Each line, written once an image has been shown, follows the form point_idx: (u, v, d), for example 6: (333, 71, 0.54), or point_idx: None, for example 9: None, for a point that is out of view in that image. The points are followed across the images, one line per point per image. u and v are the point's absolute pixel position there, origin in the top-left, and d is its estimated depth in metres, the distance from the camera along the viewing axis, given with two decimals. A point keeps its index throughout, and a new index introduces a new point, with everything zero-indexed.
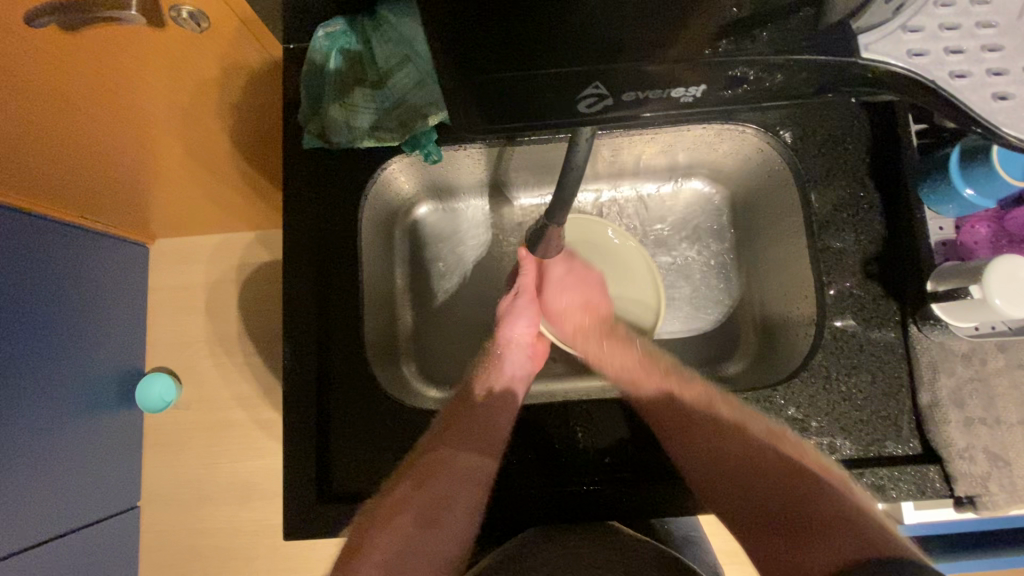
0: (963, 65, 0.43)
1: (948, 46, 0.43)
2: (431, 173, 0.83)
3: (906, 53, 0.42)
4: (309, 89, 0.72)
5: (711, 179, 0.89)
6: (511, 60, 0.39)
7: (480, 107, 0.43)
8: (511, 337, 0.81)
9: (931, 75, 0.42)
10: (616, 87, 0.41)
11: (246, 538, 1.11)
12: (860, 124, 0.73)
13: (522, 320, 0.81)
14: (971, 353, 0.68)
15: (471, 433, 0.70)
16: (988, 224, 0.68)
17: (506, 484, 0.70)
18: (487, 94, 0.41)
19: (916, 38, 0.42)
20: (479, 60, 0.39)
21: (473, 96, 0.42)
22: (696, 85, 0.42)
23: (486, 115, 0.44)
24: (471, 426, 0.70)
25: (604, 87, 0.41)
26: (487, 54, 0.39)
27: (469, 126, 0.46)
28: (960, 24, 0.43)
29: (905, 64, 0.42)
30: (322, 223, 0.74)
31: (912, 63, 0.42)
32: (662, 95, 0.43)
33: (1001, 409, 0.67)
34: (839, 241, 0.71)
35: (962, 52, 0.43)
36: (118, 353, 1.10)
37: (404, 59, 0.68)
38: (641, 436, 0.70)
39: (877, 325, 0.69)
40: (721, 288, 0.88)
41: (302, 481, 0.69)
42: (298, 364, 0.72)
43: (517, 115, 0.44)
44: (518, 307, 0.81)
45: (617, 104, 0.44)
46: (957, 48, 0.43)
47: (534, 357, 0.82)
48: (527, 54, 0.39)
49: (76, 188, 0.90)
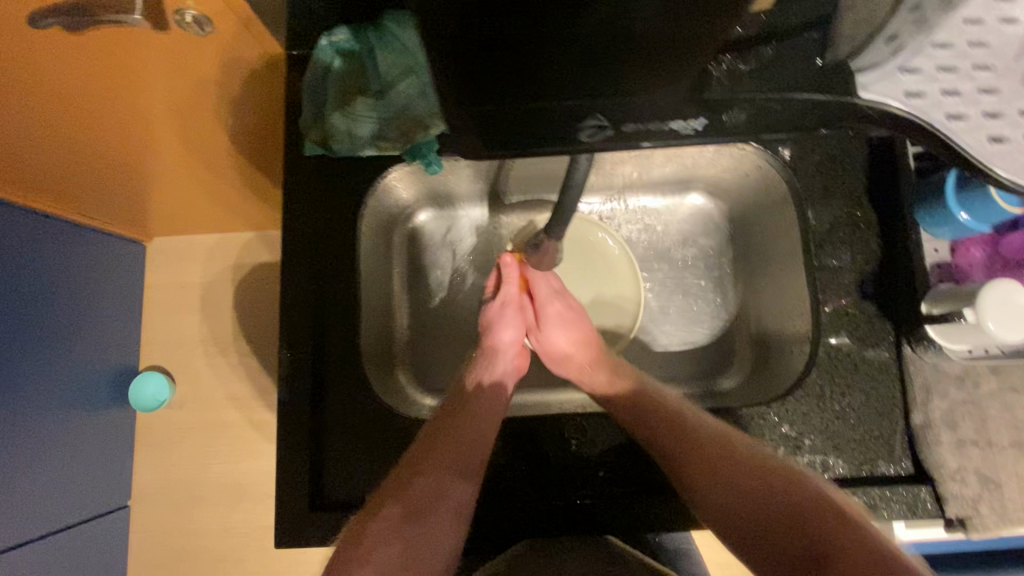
0: (960, 106, 0.43)
1: (945, 88, 0.43)
2: (432, 181, 0.83)
3: (904, 93, 0.43)
4: (312, 96, 0.72)
5: (710, 194, 0.89)
6: (515, 83, 0.38)
7: (487, 131, 0.44)
8: (499, 343, 0.79)
9: (928, 115, 0.43)
10: (617, 119, 0.43)
11: (235, 542, 1.10)
12: (858, 144, 0.74)
13: (509, 327, 0.80)
14: (963, 375, 0.68)
15: (459, 444, 0.66)
16: (984, 248, 0.68)
17: (500, 495, 0.70)
18: (493, 119, 0.42)
19: (914, 79, 0.43)
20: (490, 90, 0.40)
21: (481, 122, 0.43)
22: (694, 118, 0.43)
23: (488, 138, 0.45)
24: (459, 437, 0.67)
25: (607, 118, 0.42)
26: (488, 85, 0.39)
27: (472, 147, 0.47)
28: (958, 65, 0.44)
29: (903, 104, 0.43)
30: (322, 229, 0.74)
31: (910, 103, 0.43)
32: (661, 125, 0.44)
33: (993, 432, 0.67)
34: (835, 259, 0.72)
35: (959, 95, 0.43)
36: (112, 350, 1.10)
37: (407, 71, 0.68)
38: (632, 448, 0.71)
39: (871, 344, 0.69)
40: (719, 302, 0.89)
41: (293, 487, 0.69)
42: (294, 369, 0.71)
43: (521, 136, 0.45)
44: (504, 313, 0.80)
45: (619, 134, 0.45)
46: (954, 89, 0.43)
47: (520, 359, 0.81)
48: (525, 83, 0.39)
49: (75, 184, 0.90)
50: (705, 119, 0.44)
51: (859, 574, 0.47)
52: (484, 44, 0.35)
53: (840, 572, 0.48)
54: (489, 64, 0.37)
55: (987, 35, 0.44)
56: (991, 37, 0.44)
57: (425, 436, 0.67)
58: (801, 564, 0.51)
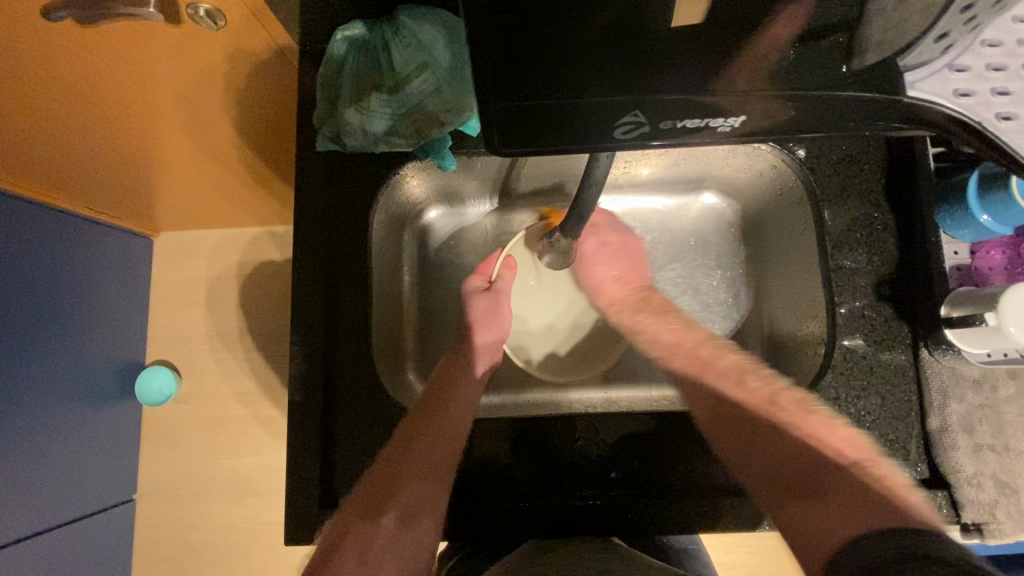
0: (1010, 106, 0.42)
1: (995, 87, 0.42)
2: (444, 179, 0.82)
3: (953, 92, 0.42)
4: (324, 91, 0.71)
5: (723, 193, 0.88)
6: (552, 80, 0.39)
7: (515, 129, 0.41)
8: (482, 344, 0.80)
9: (978, 116, 0.42)
10: (656, 114, 0.40)
11: (240, 537, 1.10)
12: (877, 144, 0.73)
13: (494, 327, 0.80)
14: (981, 379, 0.67)
15: (438, 449, 0.67)
16: (1004, 251, 0.67)
17: (504, 491, 0.70)
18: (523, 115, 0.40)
19: (964, 77, 0.42)
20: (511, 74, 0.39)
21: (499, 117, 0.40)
22: (735, 115, 0.41)
23: (513, 135, 0.42)
24: (439, 440, 0.67)
25: (644, 114, 0.40)
26: (525, 68, 0.39)
27: (496, 147, 0.43)
28: (1008, 65, 0.43)
29: (953, 104, 0.42)
30: (334, 225, 0.74)
31: (960, 103, 0.42)
32: (698, 124, 0.42)
33: (1010, 437, 0.66)
34: (851, 260, 0.71)
35: (1010, 94, 0.42)
36: (117, 344, 1.10)
37: (422, 66, 0.67)
38: (643, 449, 0.70)
39: (887, 346, 0.68)
40: (730, 303, 0.88)
41: (302, 483, 0.69)
42: (303, 365, 0.71)
43: (549, 135, 0.42)
44: (495, 310, 0.80)
45: (653, 132, 0.42)
46: (1005, 88, 0.42)
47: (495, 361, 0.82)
48: (558, 72, 0.39)
49: (82, 178, 0.89)
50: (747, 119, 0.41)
51: (851, 505, 0.49)
52: (520, 41, 0.38)
53: (835, 501, 0.51)
54: (526, 53, 0.38)
55: None
56: None
57: (405, 436, 0.67)
58: (798, 493, 0.54)
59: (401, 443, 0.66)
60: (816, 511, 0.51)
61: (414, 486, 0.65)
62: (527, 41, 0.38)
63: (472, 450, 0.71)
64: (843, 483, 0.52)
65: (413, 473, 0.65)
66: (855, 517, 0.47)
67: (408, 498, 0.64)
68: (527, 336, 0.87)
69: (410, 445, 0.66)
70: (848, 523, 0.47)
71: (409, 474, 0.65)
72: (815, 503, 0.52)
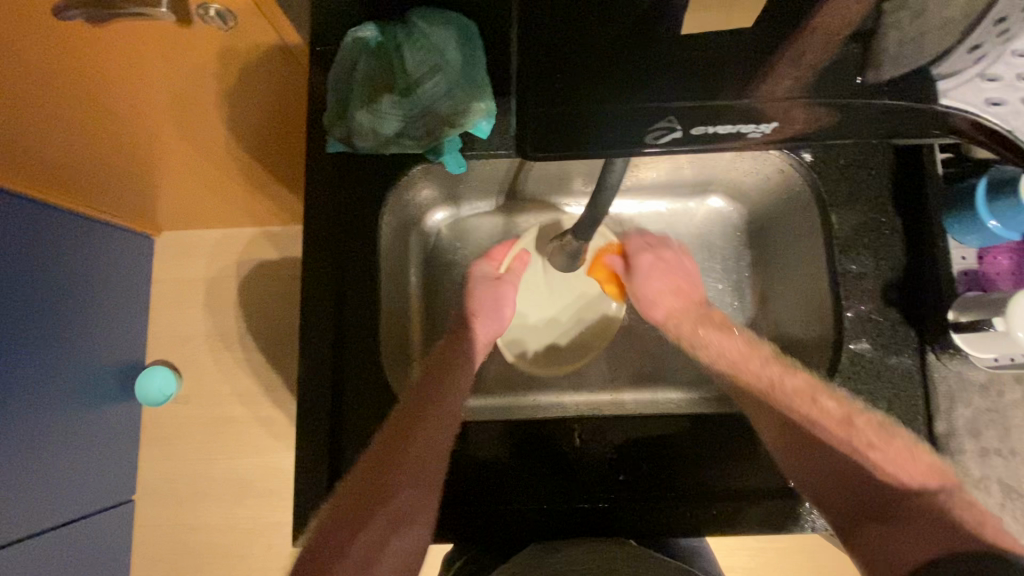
0: None
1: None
2: (451, 181, 0.82)
3: (986, 101, 0.45)
4: (335, 93, 0.71)
5: (729, 197, 0.89)
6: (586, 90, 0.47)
7: (555, 135, 0.46)
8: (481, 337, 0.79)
9: (1008, 123, 0.45)
10: (687, 120, 0.46)
11: (241, 538, 1.10)
12: (884, 150, 0.73)
13: (492, 321, 0.80)
14: (987, 384, 0.68)
15: (429, 442, 0.67)
16: (1010, 256, 0.68)
17: (508, 492, 0.70)
18: (560, 121, 0.46)
19: (994, 87, 0.45)
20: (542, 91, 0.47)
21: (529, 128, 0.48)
22: (765, 122, 0.45)
23: (551, 143, 0.47)
24: (429, 434, 0.67)
25: (677, 120, 0.46)
26: (561, 84, 0.47)
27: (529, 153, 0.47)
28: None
29: (986, 112, 0.45)
30: (342, 226, 0.74)
31: (992, 111, 0.45)
32: (730, 131, 0.46)
33: (1016, 441, 0.67)
34: (857, 264, 0.71)
35: None
36: (118, 343, 1.09)
37: (434, 69, 0.67)
38: (651, 451, 0.70)
39: (894, 350, 0.69)
40: (736, 307, 0.88)
41: (309, 485, 0.69)
42: (311, 366, 0.71)
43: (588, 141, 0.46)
44: (494, 303, 0.80)
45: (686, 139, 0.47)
46: None
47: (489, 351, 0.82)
48: (591, 88, 0.47)
49: (85, 176, 0.89)
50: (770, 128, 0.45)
51: (932, 527, 0.52)
52: (555, 61, 0.48)
53: (917, 527, 0.53)
54: (559, 71, 0.47)
55: None
56: None
57: (394, 431, 0.66)
58: (875, 516, 0.57)
59: (393, 443, 0.66)
60: (889, 535, 0.54)
61: (405, 480, 0.65)
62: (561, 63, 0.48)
63: (471, 452, 0.71)
64: (928, 510, 0.54)
65: (404, 468, 0.65)
66: (936, 540, 0.51)
67: (399, 496, 0.64)
68: (526, 328, 0.88)
69: (402, 447, 0.66)
70: (919, 544, 0.51)
71: (403, 477, 0.65)
72: (891, 526, 0.55)
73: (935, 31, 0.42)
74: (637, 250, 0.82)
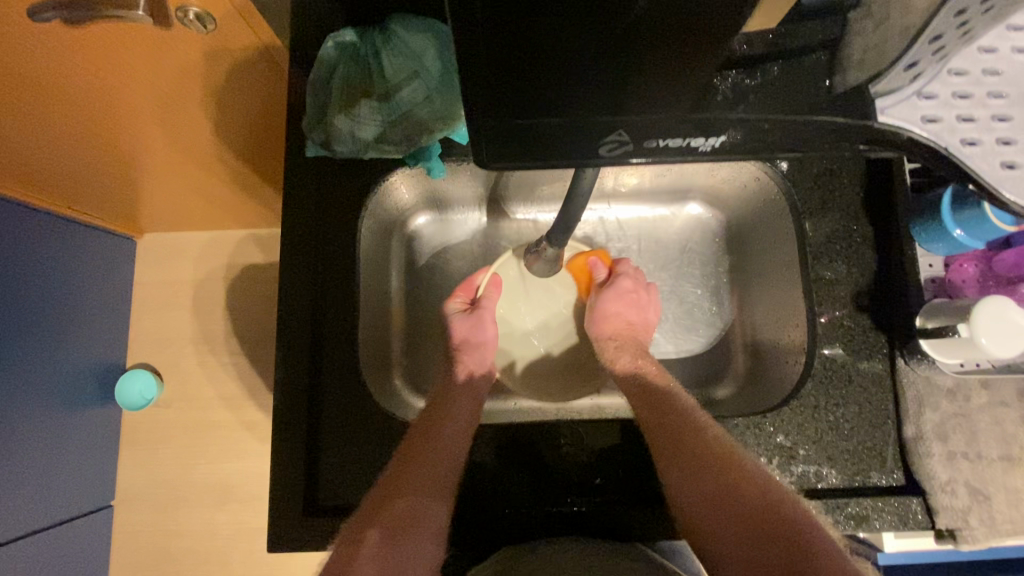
0: (975, 133, 0.41)
1: (961, 114, 0.41)
2: (433, 185, 0.83)
3: (922, 119, 0.41)
4: (313, 96, 0.71)
5: (708, 204, 0.90)
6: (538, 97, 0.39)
7: (502, 142, 0.42)
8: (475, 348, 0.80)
9: (944, 141, 0.41)
10: (639, 133, 0.41)
11: (218, 545, 1.08)
12: (856, 159, 0.75)
13: (484, 335, 0.80)
14: (955, 389, 0.69)
15: (446, 446, 0.68)
16: (976, 264, 0.69)
17: (477, 499, 0.70)
18: (514, 136, 0.41)
19: (930, 104, 0.41)
20: (495, 105, 0.39)
21: (495, 138, 0.42)
22: (717, 134, 0.41)
23: (502, 150, 0.43)
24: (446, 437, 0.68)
25: (627, 134, 0.41)
26: (510, 90, 0.39)
27: (486, 162, 0.44)
28: (972, 92, 0.42)
29: (922, 131, 0.41)
30: (322, 230, 0.74)
31: (928, 129, 0.41)
32: (680, 143, 0.42)
33: (983, 445, 0.68)
34: (831, 271, 0.73)
35: (975, 120, 0.41)
36: (97, 347, 1.08)
37: (412, 74, 0.67)
38: (629, 456, 0.71)
39: (865, 356, 0.70)
40: (714, 312, 0.90)
41: (286, 490, 0.68)
42: (290, 370, 0.71)
43: (538, 151, 0.42)
44: (481, 323, 0.80)
45: (640, 151, 0.43)
46: (969, 116, 0.41)
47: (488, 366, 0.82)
48: (547, 92, 0.39)
49: (63, 178, 0.88)
50: (727, 139, 0.42)
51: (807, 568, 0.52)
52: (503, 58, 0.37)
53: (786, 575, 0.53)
54: (504, 69, 0.37)
55: (1000, 62, 0.42)
56: (1003, 64, 0.42)
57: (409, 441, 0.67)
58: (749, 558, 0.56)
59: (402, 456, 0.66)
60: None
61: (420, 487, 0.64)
62: (508, 58, 0.37)
63: None
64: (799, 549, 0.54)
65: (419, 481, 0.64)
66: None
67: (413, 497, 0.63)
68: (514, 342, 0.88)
69: (413, 452, 0.66)
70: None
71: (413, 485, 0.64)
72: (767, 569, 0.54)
73: (895, 37, 0.41)
74: (623, 272, 0.84)
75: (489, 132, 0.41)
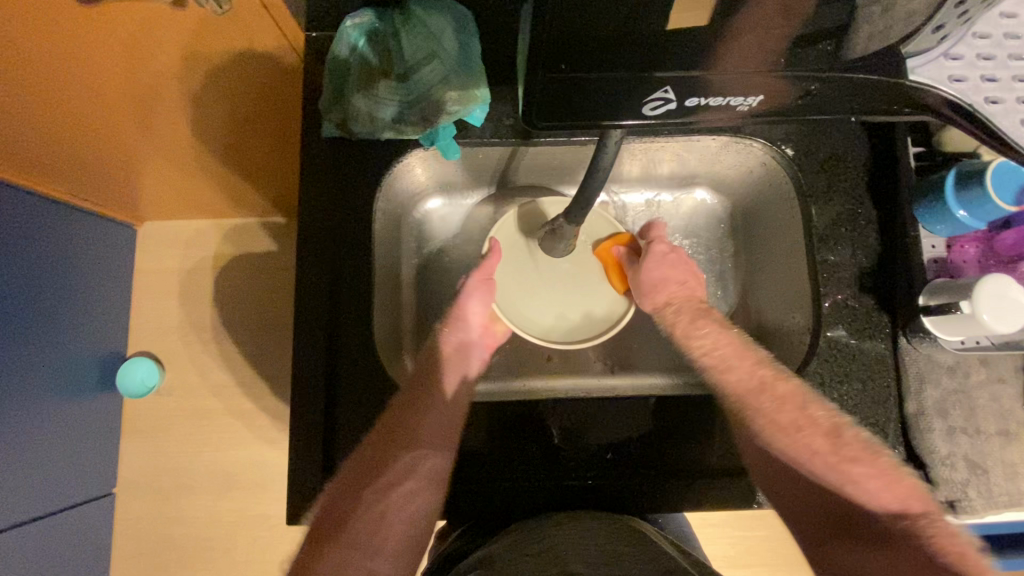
0: (998, 91, 0.50)
1: (983, 74, 0.50)
2: (446, 167, 0.84)
3: (949, 78, 0.49)
4: (332, 77, 0.73)
5: (713, 190, 0.91)
6: (593, 61, 0.44)
7: (552, 108, 0.47)
8: (468, 316, 0.79)
9: (970, 99, 0.49)
10: (683, 92, 0.46)
11: (225, 530, 1.09)
12: (860, 144, 0.77)
13: (474, 300, 0.79)
14: (955, 366, 0.71)
15: (435, 417, 0.72)
16: (977, 245, 0.72)
17: (492, 474, 0.71)
18: (563, 96, 0.46)
19: (957, 65, 0.49)
20: (557, 64, 0.44)
21: (539, 92, 0.46)
22: (754, 94, 0.46)
23: (552, 113, 0.48)
24: (433, 411, 0.72)
25: (673, 91, 0.46)
26: (572, 53, 0.44)
27: (531, 123, 0.49)
28: (994, 54, 0.50)
29: (950, 89, 0.49)
30: (336, 210, 0.74)
31: (956, 88, 0.49)
32: (722, 103, 0.47)
33: (981, 420, 0.70)
34: (834, 255, 0.74)
35: (996, 81, 0.50)
36: (100, 335, 1.08)
37: (430, 55, 0.69)
38: (634, 432, 0.73)
39: (868, 336, 0.72)
40: (719, 296, 0.91)
41: (303, 469, 0.69)
42: (306, 350, 0.71)
43: (581, 111, 0.47)
44: (470, 288, 0.79)
45: (680, 110, 0.48)
46: (992, 76, 0.50)
47: (490, 332, 0.82)
48: (596, 51, 0.44)
49: (71, 167, 0.87)
50: (762, 99, 0.47)
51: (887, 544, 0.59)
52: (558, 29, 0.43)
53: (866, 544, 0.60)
54: (564, 44, 0.44)
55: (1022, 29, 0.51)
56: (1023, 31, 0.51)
57: (401, 418, 0.70)
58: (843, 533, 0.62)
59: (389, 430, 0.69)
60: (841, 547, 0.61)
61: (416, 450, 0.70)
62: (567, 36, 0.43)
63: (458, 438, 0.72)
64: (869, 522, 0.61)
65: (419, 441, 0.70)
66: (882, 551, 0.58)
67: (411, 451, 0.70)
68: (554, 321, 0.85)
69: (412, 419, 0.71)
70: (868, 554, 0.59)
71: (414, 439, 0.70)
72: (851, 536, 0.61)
73: (900, 23, 0.45)
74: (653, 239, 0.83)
75: (543, 90, 0.46)
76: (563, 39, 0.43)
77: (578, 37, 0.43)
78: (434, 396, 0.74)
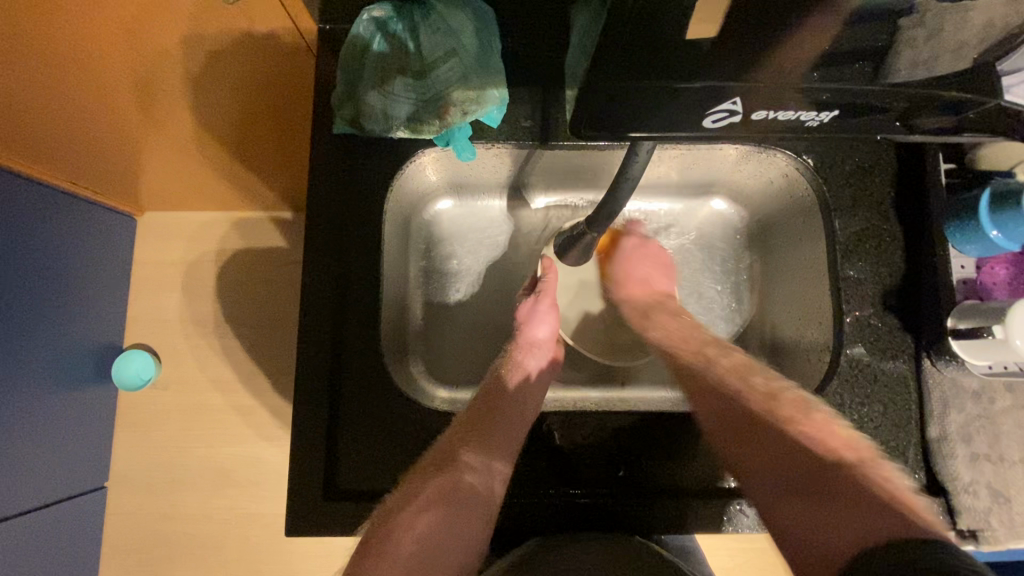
0: None
1: None
2: (459, 168, 0.81)
3: None
4: (346, 72, 0.71)
5: (732, 200, 0.89)
6: (649, 72, 0.47)
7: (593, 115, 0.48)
8: (535, 340, 0.79)
9: None
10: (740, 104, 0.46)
11: (218, 529, 1.06)
12: (887, 158, 0.75)
13: (543, 324, 0.79)
14: (980, 391, 0.69)
15: (500, 435, 0.67)
16: (1007, 266, 0.70)
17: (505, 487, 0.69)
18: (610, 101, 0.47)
19: None
20: (621, 72, 0.47)
21: (589, 97, 0.48)
22: (829, 111, 0.47)
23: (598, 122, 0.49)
24: (499, 430, 0.68)
25: (740, 103, 0.47)
26: (633, 65, 0.47)
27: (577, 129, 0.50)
28: None
29: None
30: (347, 209, 0.72)
31: None
32: (792, 117, 0.48)
33: (1005, 447, 0.68)
34: (855, 270, 0.72)
35: None
36: (96, 327, 1.05)
37: (449, 52, 0.66)
38: (648, 447, 0.71)
39: (890, 356, 0.70)
40: (735, 309, 0.88)
41: (304, 475, 0.67)
42: (312, 352, 0.69)
43: (627, 115, 0.48)
44: (538, 311, 0.80)
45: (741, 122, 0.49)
46: None
47: (556, 356, 0.81)
48: (656, 69, 0.47)
49: (71, 153, 0.84)
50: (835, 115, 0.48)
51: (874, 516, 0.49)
52: (634, 46, 0.48)
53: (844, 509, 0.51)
54: (630, 59, 0.48)
55: None
56: None
57: (463, 426, 0.68)
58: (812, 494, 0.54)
59: (443, 458, 0.64)
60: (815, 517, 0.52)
61: (475, 468, 0.64)
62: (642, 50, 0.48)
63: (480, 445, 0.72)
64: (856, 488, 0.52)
65: (476, 444, 0.66)
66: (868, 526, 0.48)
67: (463, 483, 0.63)
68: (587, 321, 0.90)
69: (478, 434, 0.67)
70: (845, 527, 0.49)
71: (487, 446, 0.66)
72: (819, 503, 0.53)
73: (948, 53, 0.49)
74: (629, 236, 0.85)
75: (596, 96, 0.47)
76: (633, 54, 0.48)
77: (643, 57, 0.48)
78: (506, 410, 0.70)
